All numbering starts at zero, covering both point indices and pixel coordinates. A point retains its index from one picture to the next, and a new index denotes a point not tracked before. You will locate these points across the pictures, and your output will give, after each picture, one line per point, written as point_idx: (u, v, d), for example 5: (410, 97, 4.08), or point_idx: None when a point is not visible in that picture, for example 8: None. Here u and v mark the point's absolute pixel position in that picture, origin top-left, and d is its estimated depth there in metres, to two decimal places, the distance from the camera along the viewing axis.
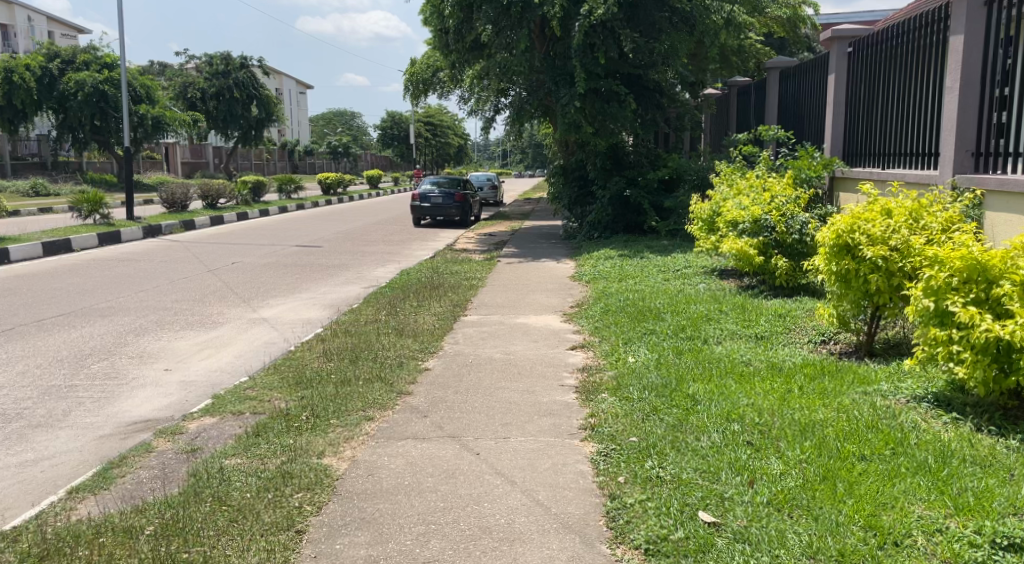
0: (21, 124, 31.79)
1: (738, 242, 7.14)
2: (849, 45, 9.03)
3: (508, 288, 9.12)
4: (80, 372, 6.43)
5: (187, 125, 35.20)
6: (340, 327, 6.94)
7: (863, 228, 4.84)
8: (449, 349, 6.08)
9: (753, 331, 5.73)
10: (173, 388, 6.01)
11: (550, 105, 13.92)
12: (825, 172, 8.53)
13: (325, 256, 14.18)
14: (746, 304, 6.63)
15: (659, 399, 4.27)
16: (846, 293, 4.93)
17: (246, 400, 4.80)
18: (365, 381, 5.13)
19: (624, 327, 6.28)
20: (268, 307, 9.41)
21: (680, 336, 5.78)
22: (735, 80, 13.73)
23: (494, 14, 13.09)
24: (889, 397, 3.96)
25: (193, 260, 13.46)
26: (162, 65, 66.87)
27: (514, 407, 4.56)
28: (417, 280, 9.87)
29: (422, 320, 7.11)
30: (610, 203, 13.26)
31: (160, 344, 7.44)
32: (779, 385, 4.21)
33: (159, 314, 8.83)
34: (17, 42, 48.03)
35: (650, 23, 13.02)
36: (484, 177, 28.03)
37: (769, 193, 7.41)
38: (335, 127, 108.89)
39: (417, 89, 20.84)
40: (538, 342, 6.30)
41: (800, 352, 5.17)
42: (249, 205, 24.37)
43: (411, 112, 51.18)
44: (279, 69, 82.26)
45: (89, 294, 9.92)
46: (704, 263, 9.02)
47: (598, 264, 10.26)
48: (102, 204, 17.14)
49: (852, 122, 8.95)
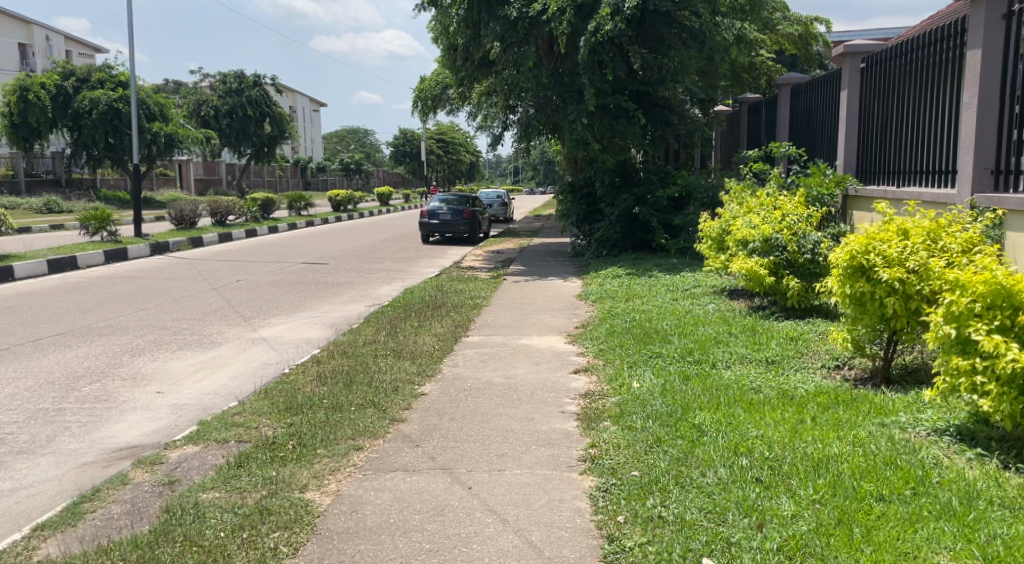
0: (35, 142, 31.99)
1: (748, 262, 6.91)
2: (862, 61, 8.82)
3: (513, 307, 8.91)
4: (70, 395, 6.27)
5: (200, 142, 35.33)
6: (338, 348, 6.75)
7: (878, 249, 4.63)
8: (447, 372, 5.87)
9: (763, 355, 5.49)
10: (163, 412, 5.84)
11: (557, 122, 13.74)
12: (838, 189, 8.28)
13: (331, 273, 14.03)
14: (757, 326, 6.40)
15: (664, 429, 4.05)
16: (861, 317, 4.73)
17: (232, 427, 4.61)
18: (358, 407, 4.93)
19: (631, 350, 6.05)
20: (269, 326, 9.25)
21: (688, 360, 5.55)
22: (746, 97, 13.56)
23: (501, 30, 12.86)
24: (908, 430, 3.72)
25: (197, 277, 13.34)
26: (178, 83, 67.33)
27: (511, 436, 4.34)
28: (420, 299, 9.69)
29: (422, 342, 6.91)
30: (618, 220, 13.06)
31: (155, 365, 7.28)
32: (790, 415, 3.98)
33: (158, 333, 8.68)
34: (34, 62, 48.55)
35: (658, 40, 12.86)
36: (494, 194, 27.89)
37: (780, 212, 7.19)
38: (348, 144, 109.49)
39: (426, 106, 20.80)
40: (540, 365, 6.08)
41: (813, 378, 4.94)
42: (258, 222, 24.33)
43: (422, 129, 51.33)
44: (293, 88, 82.90)
45: (89, 313, 9.79)
46: (713, 282, 8.79)
47: (606, 283, 10.05)
48: (109, 221, 17.08)
49: (866, 139, 8.73)
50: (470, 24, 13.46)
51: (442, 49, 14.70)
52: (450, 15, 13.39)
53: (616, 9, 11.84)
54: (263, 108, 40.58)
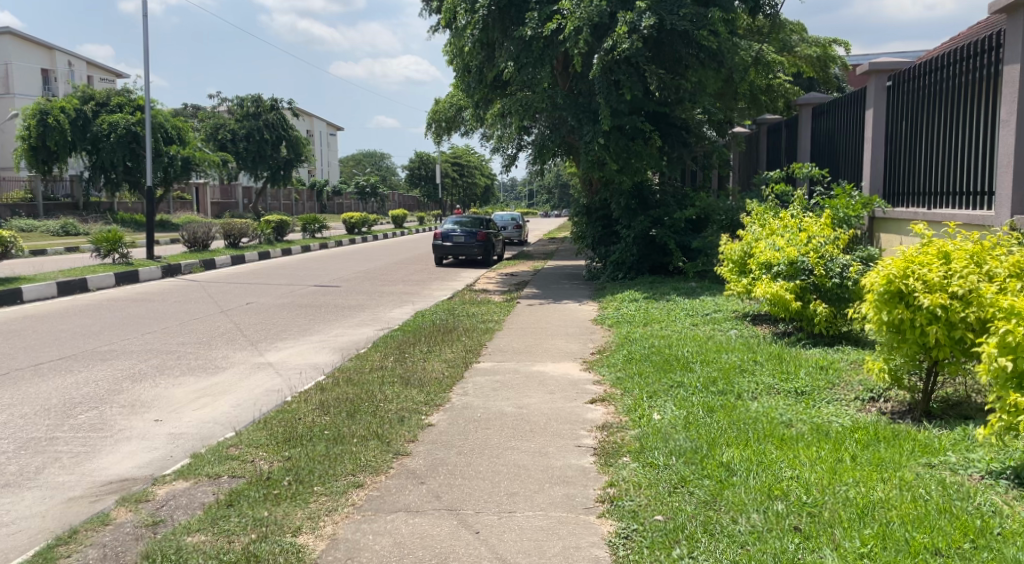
0: (54, 166, 32.19)
1: (772, 286, 6.60)
2: (887, 79, 8.54)
3: (526, 332, 8.61)
4: (65, 423, 6.02)
5: (216, 165, 35.42)
6: (344, 375, 6.48)
7: (917, 273, 4.33)
8: (456, 401, 5.57)
9: (792, 386, 5.16)
10: (159, 442, 5.59)
11: (572, 142, 13.51)
12: (865, 211, 7.96)
13: (342, 296, 13.81)
14: (783, 353, 6.06)
15: (689, 467, 3.73)
16: (900, 346, 4.44)
17: (226, 460, 4.35)
18: (360, 439, 4.65)
19: (650, 379, 5.73)
20: (275, 350, 9.00)
21: (711, 390, 5.23)
22: (766, 118, 13.33)
23: (516, 49, 12.69)
24: (959, 472, 3.40)
25: (207, 300, 13.15)
26: (196, 108, 68.12)
27: (524, 473, 4.04)
28: (431, 322, 9.41)
29: (431, 368, 6.63)
30: (635, 243, 12.76)
31: (156, 391, 7.03)
32: (828, 454, 3.66)
33: (161, 357, 8.46)
34: (55, 87, 49.19)
35: (676, 59, 12.63)
36: (508, 217, 27.67)
37: (805, 234, 6.89)
38: (363, 168, 110.13)
39: (440, 127, 20.68)
40: (553, 393, 5.77)
41: (848, 412, 4.62)
42: (272, 244, 24.22)
43: (437, 153, 51.40)
44: (310, 113, 83.67)
45: (94, 336, 9.59)
46: (735, 308, 8.47)
47: (622, 307, 9.75)
48: (121, 243, 16.97)
49: (894, 160, 8.44)
50: (485, 45, 13.24)
51: (456, 70, 14.48)
52: (465, 36, 13.11)
53: (633, 27, 11.50)
54: (280, 131, 40.78)
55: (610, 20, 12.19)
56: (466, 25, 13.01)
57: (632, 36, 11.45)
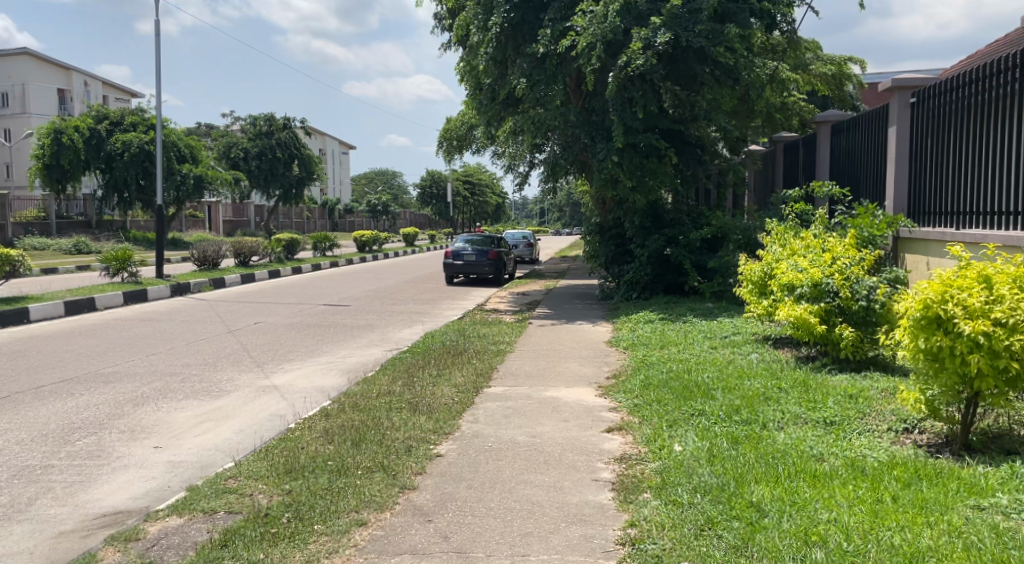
0: (67, 184, 32.27)
1: (796, 309, 6.36)
2: (911, 95, 8.32)
3: (538, 355, 8.36)
4: (61, 451, 5.81)
5: (229, 184, 35.48)
6: (350, 400, 6.25)
7: (956, 298, 4.11)
8: (466, 429, 5.32)
9: (821, 416, 4.90)
10: (158, 471, 5.36)
11: (584, 161, 13.29)
12: (889, 231, 7.71)
13: (351, 315, 13.59)
14: (808, 380, 5.79)
15: (716, 506, 3.48)
16: (939, 376, 4.20)
17: (224, 494, 4.13)
18: (365, 471, 4.41)
19: (669, 407, 5.47)
20: (281, 372, 8.78)
21: (735, 420, 4.97)
22: (782, 135, 13.13)
23: (528, 67, 12.53)
24: (1012, 516, 3.15)
25: (214, 320, 12.96)
26: (210, 127, 68.58)
27: (538, 511, 3.79)
28: (440, 344, 9.16)
29: (441, 393, 6.38)
30: (649, 262, 12.53)
31: (157, 416, 6.82)
32: (866, 494, 3.41)
33: (165, 380, 8.26)
34: (72, 107, 49.51)
35: (691, 76, 12.43)
36: (520, 235, 27.49)
37: (829, 255, 6.65)
38: (375, 187, 110.58)
39: (451, 146, 20.57)
40: (568, 421, 5.51)
41: (882, 446, 4.36)
42: (283, 263, 24.09)
43: (449, 171, 51.38)
44: (322, 132, 84.17)
45: (98, 357, 9.41)
46: (754, 330, 8.21)
47: (637, 328, 9.49)
48: (130, 261, 16.85)
49: (919, 178, 8.20)
50: (497, 62, 13.09)
51: (468, 87, 14.33)
52: (478, 54, 12.95)
53: (647, 43, 11.28)
54: (293, 149, 40.88)
55: (624, 36, 12.00)
56: (479, 43, 12.85)
57: (647, 52, 11.24)
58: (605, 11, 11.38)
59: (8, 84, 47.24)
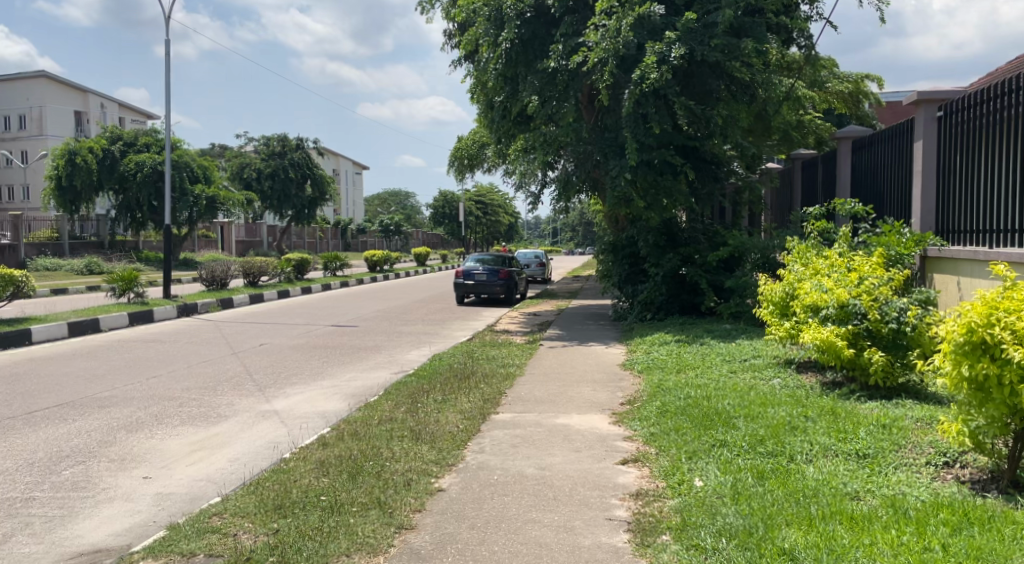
0: (81, 205, 32.33)
1: (822, 331, 6.03)
2: (937, 109, 7.98)
3: (550, 378, 8.01)
4: (45, 481, 5.52)
5: (241, 205, 35.42)
6: (349, 428, 5.92)
7: (1004, 322, 3.79)
8: (471, 461, 4.99)
9: (853, 448, 4.58)
10: (145, 504, 5.06)
11: (596, 178, 12.86)
12: (916, 249, 7.40)
13: (358, 337, 13.28)
14: (837, 408, 5.44)
15: (744, 553, 3.17)
16: (986, 407, 3.88)
17: (206, 534, 3.84)
18: (360, 507, 4.10)
19: (689, 436, 5.13)
20: (283, 396, 8.47)
21: (761, 452, 4.65)
22: (800, 153, 12.82)
23: (540, 83, 12.23)
24: None
25: (219, 341, 12.67)
26: (224, 148, 69.02)
27: (546, 555, 3.46)
28: (448, 367, 8.83)
29: (445, 420, 6.05)
30: (664, 282, 12.20)
31: (150, 443, 6.53)
32: (912, 540, 3.10)
33: (162, 404, 7.97)
34: (89, 129, 49.87)
35: (706, 92, 12.14)
36: (532, 255, 27.23)
37: (856, 275, 6.37)
38: (388, 208, 110.82)
39: (462, 164, 20.33)
40: (580, 452, 5.17)
41: (922, 484, 4.04)
42: (293, 283, 23.86)
43: (461, 192, 51.33)
44: (336, 153, 84.54)
45: (96, 381, 9.14)
46: (776, 353, 7.86)
47: (652, 351, 9.13)
48: (136, 282, 16.63)
49: (947, 195, 7.86)
50: (508, 79, 12.81)
51: (479, 105, 14.06)
52: (488, 71, 12.69)
53: (662, 58, 10.97)
54: (306, 170, 40.89)
55: (638, 51, 11.55)
56: (489, 60, 12.62)
57: (662, 67, 10.82)
58: (618, 25, 11.10)
59: (26, 107, 47.71)
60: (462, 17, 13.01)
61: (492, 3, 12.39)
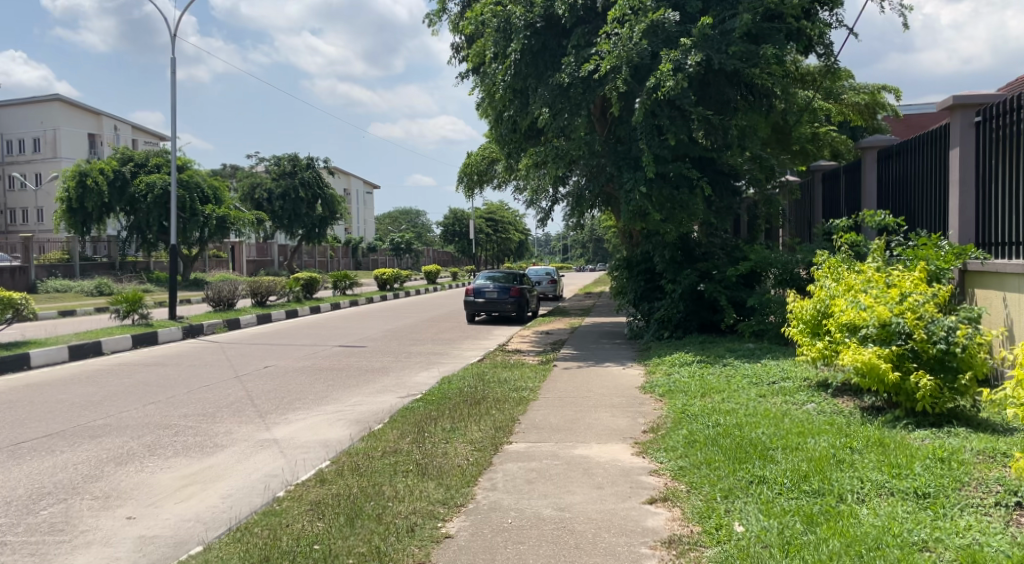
0: (92, 226, 32.14)
1: (863, 353, 5.57)
2: (975, 114, 7.49)
3: (566, 403, 7.52)
4: (21, 523, 5.08)
5: (251, 224, 35.12)
6: (351, 462, 5.47)
7: None
8: (482, 501, 4.51)
9: (910, 486, 4.12)
10: (125, 549, 4.62)
11: (610, 193, 12.50)
12: (957, 263, 6.92)
13: (365, 358, 12.82)
14: (885, 439, 4.97)
15: None
16: None
17: None
18: (356, 560, 3.67)
19: (722, 471, 4.64)
20: (284, 423, 8.00)
21: (807, 491, 4.19)
22: (821, 164, 12.37)
23: (550, 95, 11.74)
24: None
25: (222, 364, 12.25)
26: (235, 168, 69.08)
27: None
28: (458, 391, 8.35)
29: (455, 452, 5.57)
30: (682, 299, 11.71)
31: (139, 477, 6.08)
32: None
33: (156, 433, 7.54)
34: (101, 150, 49.81)
35: (723, 102, 11.69)
36: (543, 271, 26.79)
37: (897, 290, 5.92)
38: (399, 226, 110.85)
39: (472, 181, 19.91)
40: (603, 489, 4.67)
41: (997, 532, 3.57)
42: (301, 303, 23.46)
43: (471, 211, 50.92)
44: (347, 173, 84.58)
45: (90, 408, 8.73)
46: (806, 375, 7.36)
47: (673, 372, 8.63)
48: (140, 303, 16.26)
49: (986, 206, 7.38)
50: (517, 92, 12.36)
51: (488, 119, 13.66)
52: (496, 83, 12.27)
53: (678, 65, 10.48)
54: (315, 189, 40.67)
55: (653, 60, 11.12)
56: (498, 71, 12.24)
57: (678, 75, 10.37)
58: (632, 33, 10.69)
59: (39, 130, 47.84)
60: (469, 29, 12.66)
61: (501, 14, 12.03)
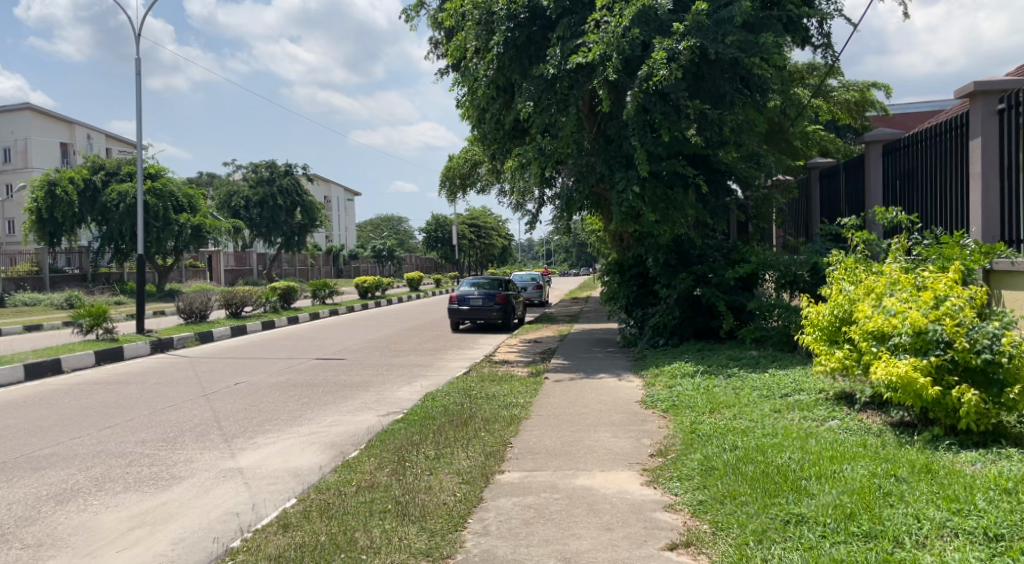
0: (62, 238, 31.04)
1: (898, 366, 4.97)
2: (998, 101, 6.91)
3: (562, 421, 6.85)
4: None
5: (228, 233, 34.14)
6: (320, 501, 4.75)
7: None
8: (472, 551, 3.84)
9: (977, 526, 3.49)
10: None
11: (599, 193, 11.86)
12: (986, 262, 6.31)
13: (344, 372, 12.08)
14: (932, 465, 4.33)
15: None
16: None
17: None
18: None
19: (751, 508, 3.99)
20: (251, 448, 7.28)
21: (858, 535, 3.54)
22: (818, 162, 11.86)
23: (536, 89, 11.08)
24: None
25: (189, 381, 11.44)
26: (211, 177, 67.94)
27: None
28: (443, 409, 7.65)
29: (440, 487, 4.89)
30: (677, 304, 11.10)
31: (79, 519, 5.33)
32: None
33: (107, 464, 6.79)
34: (74, 161, 48.55)
35: (718, 95, 11.06)
36: (529, 277, 26.10)
37: (930, 293, 5.31)
38: (380, 233, 109.73)
39: (454, 186, 19.26)
40: (612, 531, 4.01)
41: None
42: (277, 312, 22.62)
43: (453, 216, 50.09)
44: (326, 181, 83.59)
45: (36, 435, 7.93)
46: (822, 386, 6.74)
47: (676, 384, 7.97)
48: (105, 317, 15.37)
49: (1012, 200, 6.84)
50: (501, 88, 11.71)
51: (469, 118, 12.98)
52: (477, 78, 11.58)
53: (670, 55, 9.94)
54: (294, 197, 39.77)
55: (643, 52, 10.50)
56: (479, 66, 11.55)
57: (671, 64, 9.77)
58: (621, 23, 10.04)
59: (10, 140, 46.58)
60: (449, 22, 11.94)
61: (481, 6, 11.40)
